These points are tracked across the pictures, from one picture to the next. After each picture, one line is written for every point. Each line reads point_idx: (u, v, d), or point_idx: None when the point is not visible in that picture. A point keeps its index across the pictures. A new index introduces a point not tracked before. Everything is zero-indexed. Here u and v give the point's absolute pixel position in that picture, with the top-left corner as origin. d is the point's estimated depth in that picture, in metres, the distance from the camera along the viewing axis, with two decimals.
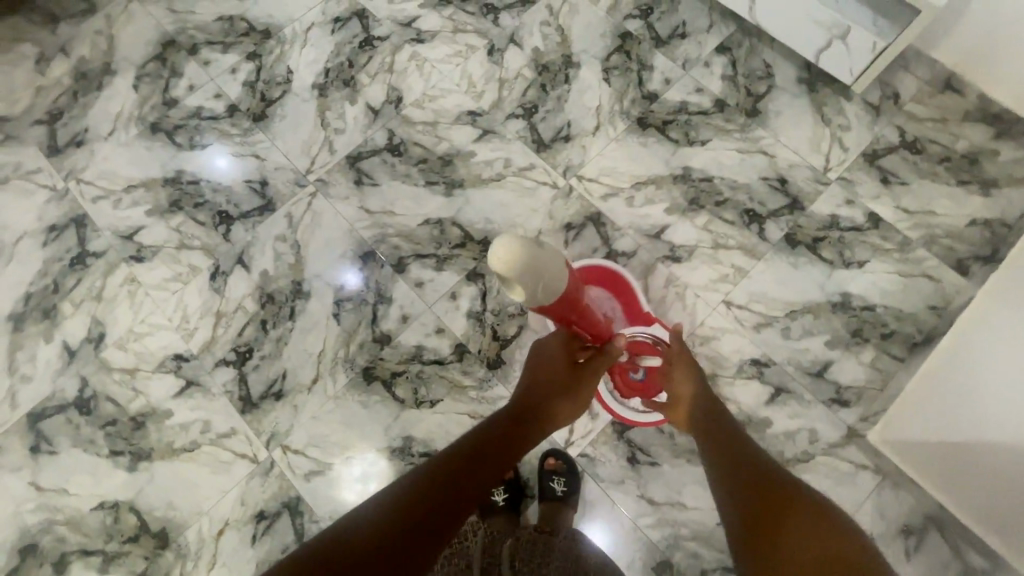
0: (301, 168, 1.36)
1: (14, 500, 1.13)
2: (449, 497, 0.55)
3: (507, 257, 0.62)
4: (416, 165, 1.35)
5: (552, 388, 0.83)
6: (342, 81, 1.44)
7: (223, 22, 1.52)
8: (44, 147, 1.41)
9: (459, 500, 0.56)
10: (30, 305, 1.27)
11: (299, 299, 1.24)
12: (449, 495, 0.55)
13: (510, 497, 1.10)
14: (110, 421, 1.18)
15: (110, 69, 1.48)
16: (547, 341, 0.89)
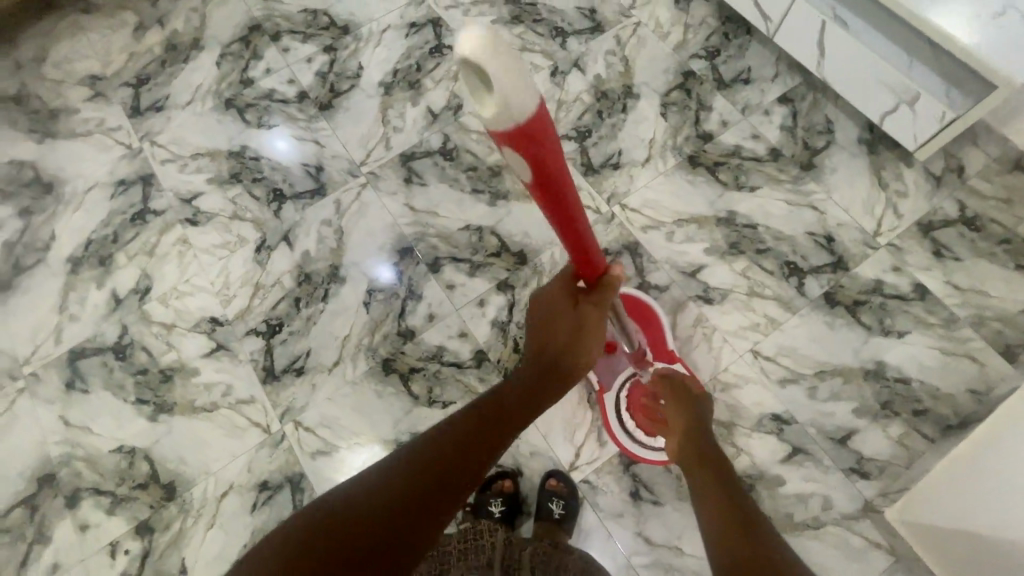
0: (356, 158, 1.42)
1: (42, 430, 1.19)
2: (438, 486, 0.54)
3: (486, 47, 0.33)
4: (464, 171, 1.38)
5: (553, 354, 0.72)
6: (408, 83, 1.50)
7: (307, 15, 1.61)
8: (127, 108, 1.52)
9: (454, 479, 0.55)
10: (89, 250, 1.35)
11: (334, 283, 1.29)
12: (445, 473, 0.55)
13: (507, 508, 1.09)
14: (141, 370, 1.23)
15: (198, 45, 1.58)
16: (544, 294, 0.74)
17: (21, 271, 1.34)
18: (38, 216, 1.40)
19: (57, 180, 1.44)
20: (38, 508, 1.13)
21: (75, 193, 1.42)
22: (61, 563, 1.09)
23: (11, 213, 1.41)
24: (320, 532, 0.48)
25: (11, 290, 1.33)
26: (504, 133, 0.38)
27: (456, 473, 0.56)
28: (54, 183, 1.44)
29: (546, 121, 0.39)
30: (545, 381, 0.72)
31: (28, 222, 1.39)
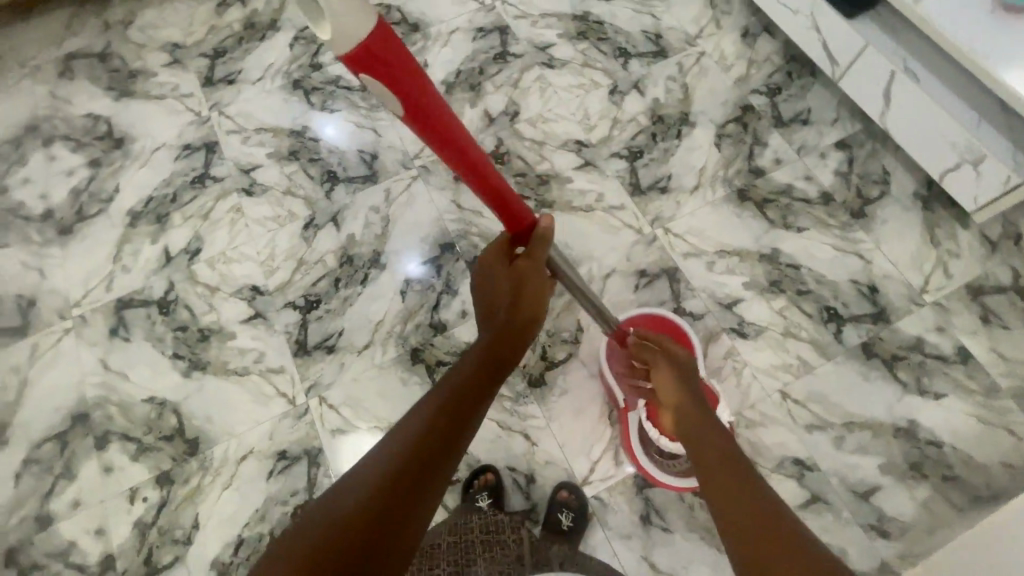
0: (411, 151, 1.46)
1: (82, 371, 1.24)
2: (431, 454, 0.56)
3: None
4: (513, 176, 1.40)
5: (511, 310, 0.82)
6: (469, 85, 1.54)
7: (381, 8, 1.66)
8: (201, 77, 1.59)
9: (445, 447, 0.58)
10: (149, 207, 1.42)
11: (374, 268, 1.32)
12: (436, 446, 0.57)
13: (494, 501, 1.08)
14: (181, 327, 1.28)
15: (274, 26, 1.65)
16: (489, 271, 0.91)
17: (84, 218, 1.41)
18: (106, 169, 1.47)
19: (127, 137, 1.51)
20: (68, 445, 1.18)
21: (143, 151, 1.49)
22: (82, 501, 1.13)
23: (82, 162, 1.48)
24: (327, 535, 0.48)
25: (72, 234, 1.39)
26: (351, 54, 0.48)
27: (442, 447, 0.57)
28: (124, 139, 1.51)
29: (390, 39, 0.49)
30: (514, 337, 0.80)
31: (96, 173, 1.47)
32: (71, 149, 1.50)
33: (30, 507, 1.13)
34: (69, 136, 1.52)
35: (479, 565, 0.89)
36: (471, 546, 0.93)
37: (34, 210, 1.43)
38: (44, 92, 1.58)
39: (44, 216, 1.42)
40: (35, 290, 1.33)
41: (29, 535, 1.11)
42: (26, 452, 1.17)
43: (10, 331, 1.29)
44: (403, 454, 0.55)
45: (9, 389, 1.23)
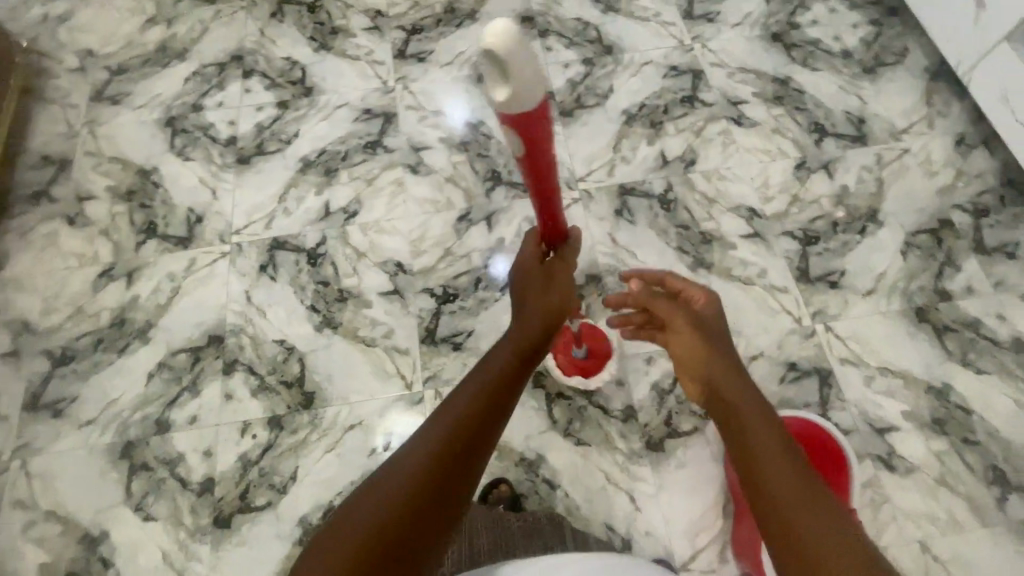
0: (577, 172, 1.43)
1: (227, 296, 1.30)
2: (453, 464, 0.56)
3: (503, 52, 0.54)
4: (676, 226, 1.35)
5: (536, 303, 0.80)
6: (650, 121, 1.49)
7: (579, 23, 1.66)
8: (395, 49, 1.64)
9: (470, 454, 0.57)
10: (320, 159, 1.47)
11: None
12: (457, 454, 0.56)
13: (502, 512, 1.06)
14: (323, 282, 1.31)
15: (474, 16, 1.68)
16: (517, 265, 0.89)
17: (261, 153, 1.48)
18: (290, 112, 1.54)
19: (316, 87, 1.58)
20: (199, 361, 1.24)
21: (327, 104, 1.55)
22: (199, 418, 1.18)
23: (271, 101, 1.56)
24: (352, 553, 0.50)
25: (247, 165, 1.47)
26: (517, 113, 0.59)
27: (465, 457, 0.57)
28: (313, 89, 1.58)
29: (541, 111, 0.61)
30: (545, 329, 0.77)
31: (281, 114, 1.54)
32: (265, 86, 1.59)
33: (153, 408, 1.19)
34: (266, 73, 1.61)
35: (519, 544, 0.84)
36: (510, 532, 0.87)
37: (220, 133, 1.52)
38: (254, 28, 1.68)
39: (228, 141, 1.50)
40: (205, 208, 1.41)
41: (146, 434, 1.17)
42: (163, 356, 1.24)
43: (176, 239, 1.37)
44: (437, 449, 0.56)
45: (162, 293, 1.31)
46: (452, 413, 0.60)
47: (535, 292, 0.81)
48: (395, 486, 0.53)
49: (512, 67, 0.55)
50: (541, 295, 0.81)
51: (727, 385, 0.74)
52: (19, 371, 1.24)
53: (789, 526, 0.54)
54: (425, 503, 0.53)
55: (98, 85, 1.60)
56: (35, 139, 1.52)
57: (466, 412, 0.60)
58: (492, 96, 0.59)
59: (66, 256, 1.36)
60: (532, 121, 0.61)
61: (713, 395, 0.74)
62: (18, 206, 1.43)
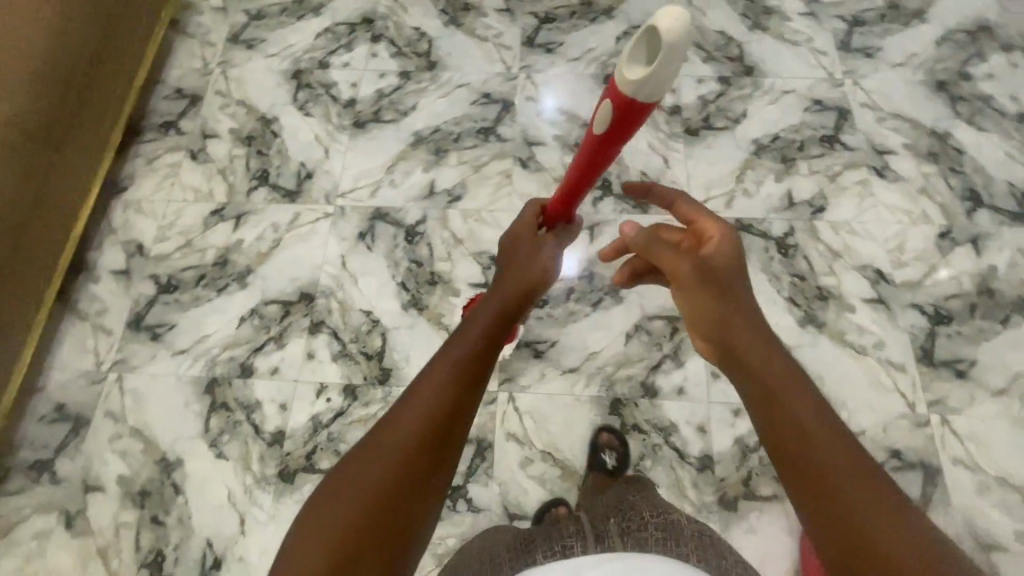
0: (693, 197, 1.35)
1: (324, 257, 1.32)
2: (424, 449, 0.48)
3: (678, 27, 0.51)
4: (791, 274, 1.25)
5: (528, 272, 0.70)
6: (782, 155, 1.38)
7: (721, 38, 1.56)
8: (524, 35, 1.60)
9: (442, 433, 0.49)
10: (433, 136, 1.46)
11: (610, 297, 1.25)
12: (427, 439, 0.49)
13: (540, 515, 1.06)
14: (416, 261, 1.31)
15: (610, 13, 1.61)
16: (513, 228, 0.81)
17: (376, 121, 1.49)
18: (411, 84, 1.53)
19: (439, 63, 1.56)
20: (288, 315, 1.27)
21: (448, 81, 1.53)
22: (280, 370, 1.22)
23: (394, 69, 1.56)
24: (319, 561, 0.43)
25: (362, 130, 1.47)
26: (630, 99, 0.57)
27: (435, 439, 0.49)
28: (436, 64, 1.56)
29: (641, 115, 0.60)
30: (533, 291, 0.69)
31: (402, 84, 1.54)
32: (391, 53, 1.58)
33: (240, 352, 1.24)
34: (394, 40, 1.60)
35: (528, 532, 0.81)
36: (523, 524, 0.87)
37: (341, 94, 1.53)
38: None
39: (347, 103, 1.52)
40: (316, 166, 1.43)
41: (231, 375, 1.22)
42: (257, 304, 1.28)
43: (285, 192, 1.41)
44: (408, 435, 0.49)
45: (264, 241, 1.35)
46: (422, 385, 0.52)
47: (521, 260, 0.72)
48: (358, 488, 0.46)
49: (663, 60, 0.53)
50: (529, 262, 0.72)
51: (743, 327, 0.59)
52: (128, 290, 1.32)
53: (823, 479, 0.46)
54: (410, 497, 0.47)
55: (236, 27, 1.65)
56: (174, 71, 1.59)
57: (448, 381, 0.52)
58: (625, 71, 0.56)
59: (184, 189, 1.42)
60: (635, 116, 0.59)
61: (727, 340, 0.59)
62: (149, 133, 1.50)
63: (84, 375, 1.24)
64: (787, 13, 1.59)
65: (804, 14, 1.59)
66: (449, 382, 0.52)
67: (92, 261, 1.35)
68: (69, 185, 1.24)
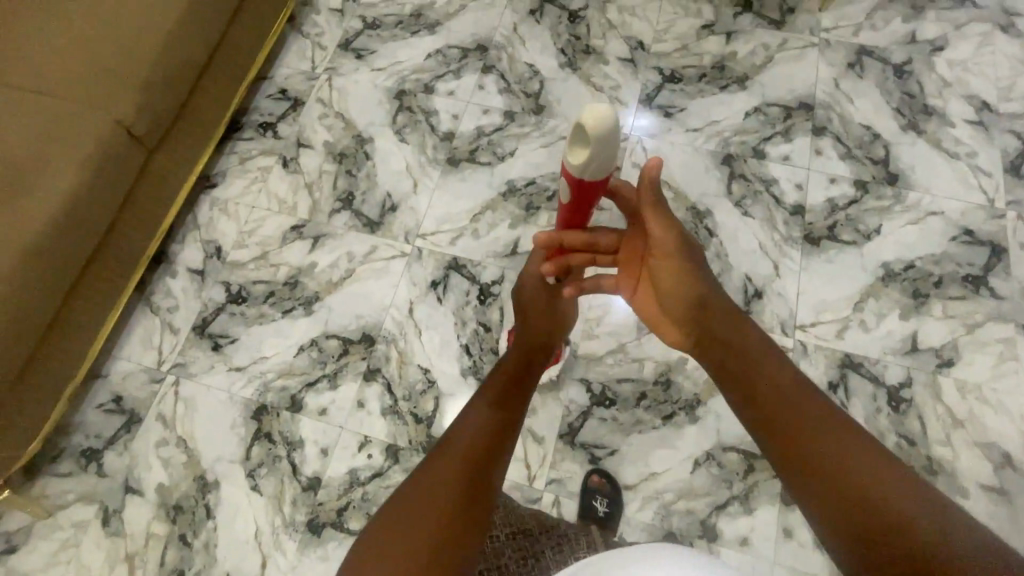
0: (799, 317, 1.21)
1: (393, 300, 1.28)
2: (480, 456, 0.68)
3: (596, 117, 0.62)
4: (897, 434, 1.10)
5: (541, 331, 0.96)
6: (914, 289, 1.22)
7: (867, 134, 1.38)
8: (644, 92, 1.47)
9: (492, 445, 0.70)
10: (527, 189, 1.37)
11: (684, 412, 1.14)
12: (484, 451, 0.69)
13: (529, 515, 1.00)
14: (485, 325, 1.24)
15: (743, 82, 1.46)
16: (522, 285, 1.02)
17: (472, 161, 1.41)
18: (514, 126, 1.45)
19: (548, 108, 1.47)
20: (346, 354, 1.23)
21: (553, 131, 1.44)
22: (328, 412, 1.19)
23: (500, 106, 1.47)
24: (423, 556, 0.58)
25: (455, 168, 1.41)
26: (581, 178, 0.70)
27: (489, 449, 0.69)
28: (544, 108, 1.47)
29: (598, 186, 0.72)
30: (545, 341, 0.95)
31: (505, 125, 1.45)
32: (499, 88, 1.50)
33: (293, 382, 1.22)
34: (505, 74, 1.51)
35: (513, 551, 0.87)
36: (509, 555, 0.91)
37: (441, 124, 1.47)
38: (510, 20, 1.59)
39: (445, 136, 1.45)
40: (402, 199, 1.38)
41: (280, 405, 1.20)
42: (318, 335, 1.26)
43: (366, 220, 1.37)
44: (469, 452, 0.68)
45: (337, 269, 1.32)
46: (472, 423, 0.73)
47: (539, 315, 0.98)
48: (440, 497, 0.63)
49: (596, 146, 0.65)
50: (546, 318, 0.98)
51: (706, 322, 0.83)
52: (199, 292, 1.32)
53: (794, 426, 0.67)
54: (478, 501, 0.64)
55: (349, 32, 1.61)
56: (282, 69, 1.57)
57: (487, 422, 0.73)
58: (570, 157, 0.69)
59: (270, 198, 1.41)
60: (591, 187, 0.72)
61: (702, 339, 0.83)
62: (247, 131, 1.49)
63: (145, 372, 1.26)
64: (951, 117, 1.39)
65: (972, 122, 1.38)
66: (487, 420, 0.73)
67: (172, 255, 1.36)
68: (161, 186, 1.22)
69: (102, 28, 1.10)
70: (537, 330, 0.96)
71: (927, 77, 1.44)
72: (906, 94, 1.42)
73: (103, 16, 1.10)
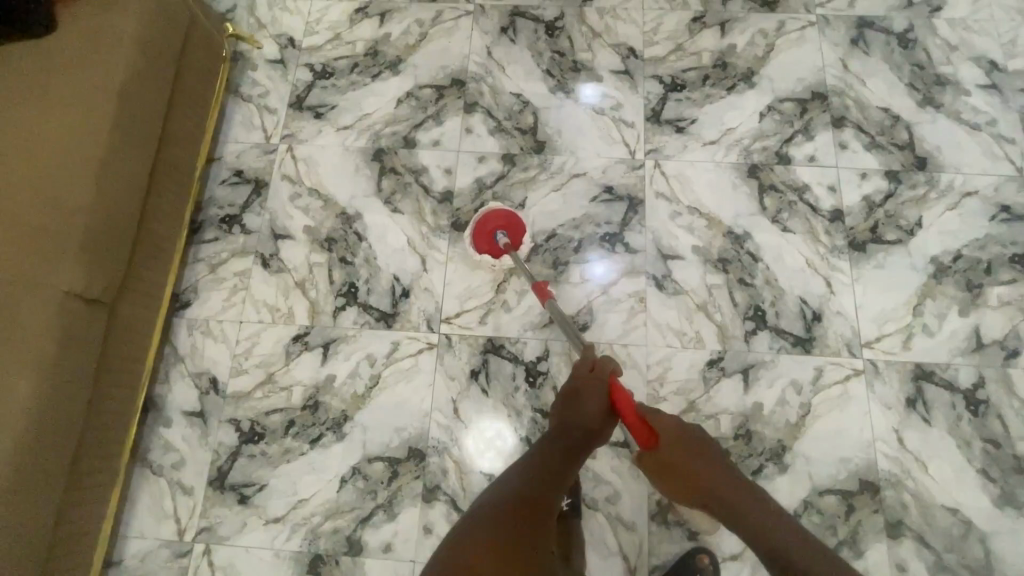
0: (863, 334, 1.15)
1: (433, 402, 1.14)
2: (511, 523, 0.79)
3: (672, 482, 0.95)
4: (982, 439, 1.08)
5: (591, 419, 0.96)
6: (967, 281, 1.18)
7: (886, 117, 1.31)
8: (648, 107, 1.33)
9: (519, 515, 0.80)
10: (549, 244, 1.23)
11: (772, 463, 1.08)
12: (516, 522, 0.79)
13: (574, 503, 1.04)
14: (542, 411, 1.13)
15: (750, 78, 1.35)
16: (569, 394, 1.01)
17: None
18: (517, 171, 1.29)
19: (549, 143, 1.31)
20: (397, 477, 1.10)
21: (561, 169, 1.29)
22: (393, 547, 1.06)
23: (495, 150, 1.30)
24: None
25: (463, 233, 1.25)
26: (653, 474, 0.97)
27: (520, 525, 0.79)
28: (545, 144, 1.31)
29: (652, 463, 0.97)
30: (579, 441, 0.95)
31: (506, 172, 1.29)
32: (489, 129, 1.32)
33: (345, 522, 1.08)
34: (491, 111, 1.34)
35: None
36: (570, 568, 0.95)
37: (434, 183, 1.29)
38: (481, 44, 1.40)
39: (443, 196, 1.28)
40: (412, 280, 1.22)
41: (337, 552, 1.06)
42: (358, 461, 1.11)
43: (379, 313, 1.20)
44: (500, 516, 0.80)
45: (360, 379, 1.16)
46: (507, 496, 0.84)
47: (591, 411, 0.97)
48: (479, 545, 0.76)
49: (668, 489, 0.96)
50: (595, 409, 0.97)
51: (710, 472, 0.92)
52: (204, 438, 1.13)
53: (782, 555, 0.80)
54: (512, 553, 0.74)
55: (299, 87, 1.38)
56: (230, 146, 1.33)
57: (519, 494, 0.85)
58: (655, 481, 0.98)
59: (259, 307, 1.21)
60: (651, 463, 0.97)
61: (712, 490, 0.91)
62: (208, 230, 1.27)
63: (165, 546, 1.08)
64: (964, 85, 1.33)
65: (984, 86, 1.33)
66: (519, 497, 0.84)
67: (159, 400, 1.16)
68: (131, 338, 1.02)
69: (19, 177, 0.89)
70: (583, 419, 0.97)
71: (931, 43, 1.37)
72: (916, 65, 1.35)
73: (23, 159, 0.90)
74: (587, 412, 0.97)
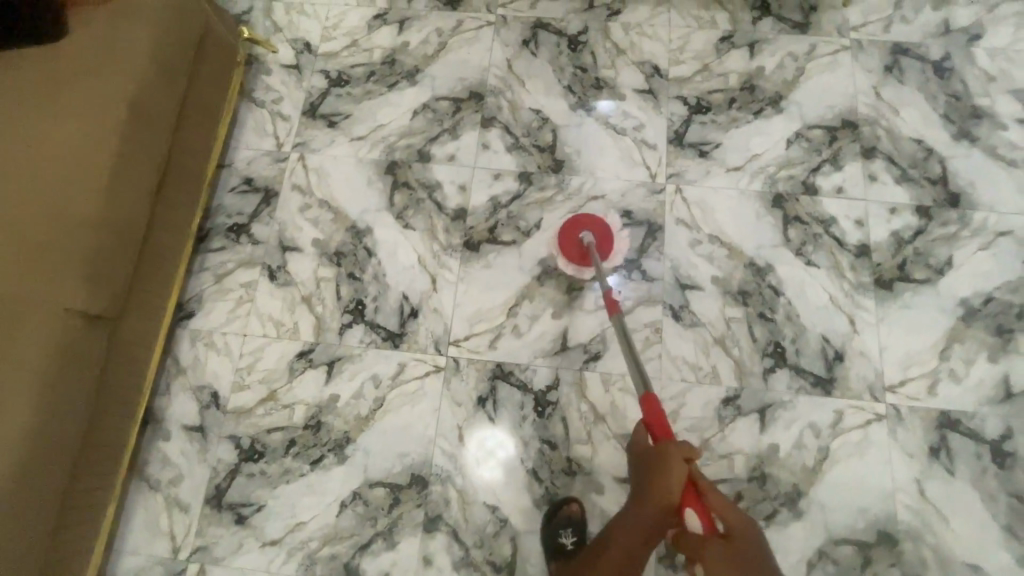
0: (886, 376, 1.11)
1: (438, 427, 1.11)
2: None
3: None
4: (1007, 493, 1.04)
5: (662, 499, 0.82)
6: (998, 325, 1.13)
7: (919, 149, 1.26)
8: (672, 129, 1.29)
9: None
10: (564, 267, 1.20)
11: (786, 508, 1.04)
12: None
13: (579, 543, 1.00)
14: (549, 443, 1.09)
15: (778, 103, 1.30)
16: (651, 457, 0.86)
17: (493, 241, 1.22)
18: (534, 191, 1.25)
19: (567, 163, 1.27)
20: (398, 504, 1.07)
21: (579, 190, 1.25)
22: None
23: (512, 168, 1.27)
24: None
25: (475, 252, 1.21)
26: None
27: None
28: (563, 163, 1.27)
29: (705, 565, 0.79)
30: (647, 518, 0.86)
31: (522, 191, 1.25)
32: (507, 145, 1.28)
33: (343, 548, 1.05)
34: (509, 127, 1.30)
35: None
36: None
37: (448, 200, 1.25)
38: (501, 56, 1.36)
39: (456, 213, 1.24)
40: (422, 300, 1.19)
41: None
42: (360, 486, 1.08)
43: (386, 333, 1.17)
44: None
45: (364, 401, 1.13)
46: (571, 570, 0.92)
47: (655, 493, 0.83)
48: None
49: None
50: (664, 487, 0.82)
51: None
52: (203, 455, 1.11)
53: None
54: None
55: (313, 94, 1.35)
56: (241, 152, 1.31)
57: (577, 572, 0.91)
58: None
59: (264, 321, 1.19)
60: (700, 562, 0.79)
61: None
62: (216, 239, 1.24)
63: (159, 565, 1.06)
64: (1001, 119, 1.28)
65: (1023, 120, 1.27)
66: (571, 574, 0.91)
67: (159, 412, 1.14)
68: (133, 354, 0.99)
69: (27, 188, 0.87)
70: (652, 499, 0.84)
71: (969, 73, 1.31)
72: (951, 96, 1.30)
73: (31, 171, 0.87)
74: (656, 492, 0.83)
